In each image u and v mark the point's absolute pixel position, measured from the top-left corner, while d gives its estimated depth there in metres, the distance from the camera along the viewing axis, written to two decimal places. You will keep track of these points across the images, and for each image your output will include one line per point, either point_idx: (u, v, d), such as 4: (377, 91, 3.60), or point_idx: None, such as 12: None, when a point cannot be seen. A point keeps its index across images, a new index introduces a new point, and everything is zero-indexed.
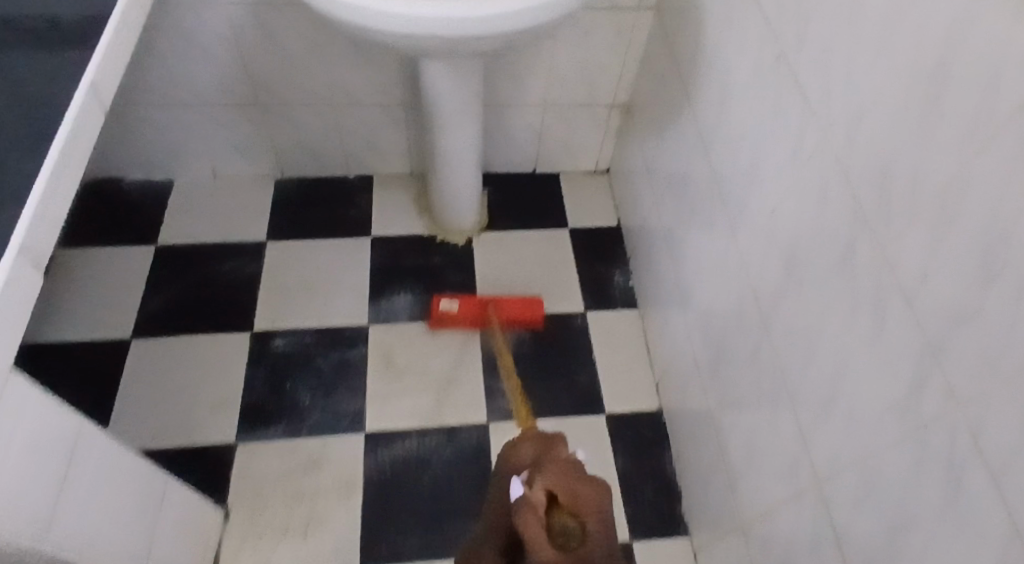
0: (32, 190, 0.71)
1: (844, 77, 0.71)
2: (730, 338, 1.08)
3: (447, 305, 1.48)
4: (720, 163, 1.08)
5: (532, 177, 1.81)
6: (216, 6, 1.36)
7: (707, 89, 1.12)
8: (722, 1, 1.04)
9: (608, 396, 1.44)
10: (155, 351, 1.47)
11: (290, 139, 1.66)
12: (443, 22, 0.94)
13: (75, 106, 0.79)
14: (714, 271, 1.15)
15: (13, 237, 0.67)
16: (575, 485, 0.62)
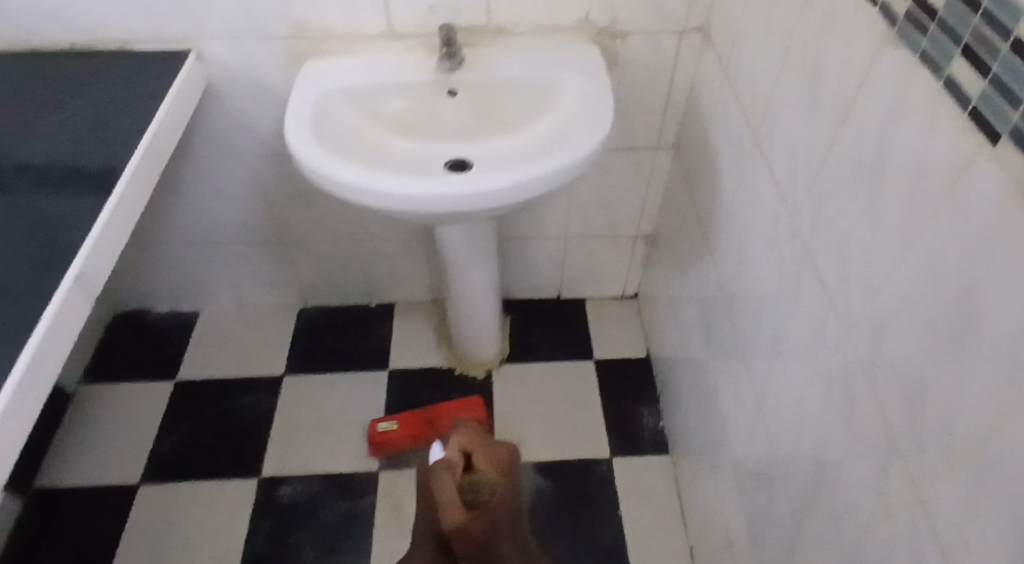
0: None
1: (869, 281, 0.64)
2: (761, 516, 0.97)
3: (386, 425, 1.46)
4: (743, 322, 1.00)
5: (557, 303, 1.75)
6: (237, 159, 1.35)
7: (727, 242, 1.06)
8: (739, 158, 0.98)
9: (635, 559, 1.32)
10: (161, 498, 1.42)
11: (312, 273, 1.64)
12: (448, 199, 0.94)
13: (50, 309, 0.78)
14: (739, 435, 1.06)
15: None
16: (487, 448, 0.95)
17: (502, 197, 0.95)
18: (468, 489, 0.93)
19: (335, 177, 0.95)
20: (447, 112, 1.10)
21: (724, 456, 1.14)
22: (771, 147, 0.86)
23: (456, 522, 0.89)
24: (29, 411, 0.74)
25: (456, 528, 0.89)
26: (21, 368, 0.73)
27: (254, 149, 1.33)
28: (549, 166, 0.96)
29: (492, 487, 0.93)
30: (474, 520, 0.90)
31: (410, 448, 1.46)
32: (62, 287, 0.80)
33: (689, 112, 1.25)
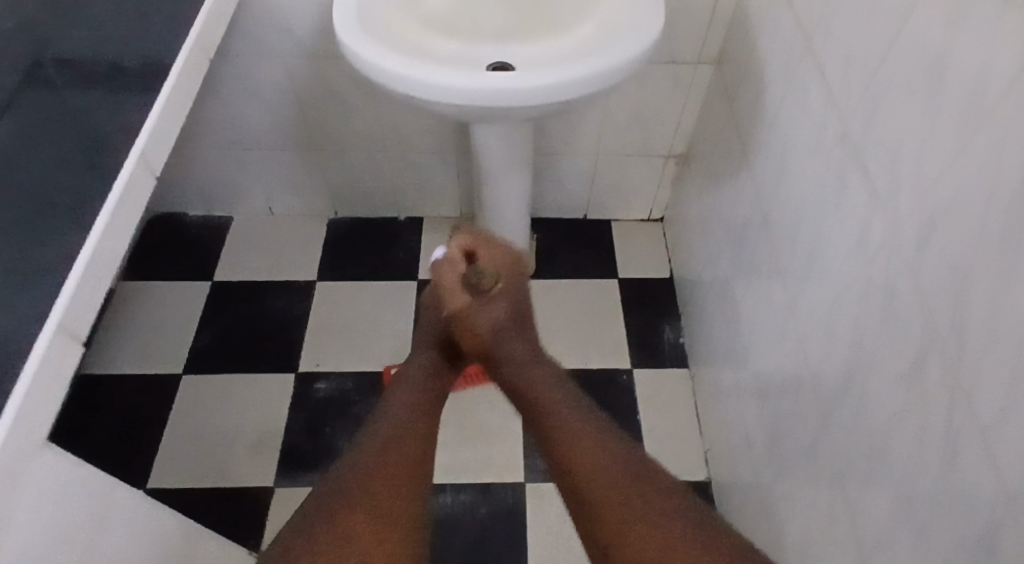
0: (77, 261, 0.69)
1: (920, 169, 0.69)
2: (784, 418, 1.02)
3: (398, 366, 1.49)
4: (780, 232, 1.03)
5: (582, 222, 1.77)
6: (279, 58, 1.36)
7: (768, 155, 1.08)
8: (789, 70, 1.00)
9: (654, 462, 1.38)
10: (201, 389, 1.48)
11: (341, 180, 1.66)
12: (490, 94, 0.95)
13: (123, 174, 0.78)
14: (766, 343, 1.10)
15: (64, 294, 0.66)
16: (485, 245, 0.99)
17: (545, 96, 0.96)
18: (472, 271, 0.99)
19: (381, 67, 0.96)
20: (487, 12, 1.13)
21: (747, 364, 1.19)
22: (828, 55, 0.88)
23: (458, 305, 0.99)
24: (111, 267, 0.75)
25: (459, 312, 0.99)
26: (106, 215, 0.74)
27: (297, 47, 1.34)
28: (596, 66, 0.96)
29: (492, 276, 0.99)
30: (475, 311, 0.99)
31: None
32: (130, 157, 0.81)
33: (734, 26, 1.25)
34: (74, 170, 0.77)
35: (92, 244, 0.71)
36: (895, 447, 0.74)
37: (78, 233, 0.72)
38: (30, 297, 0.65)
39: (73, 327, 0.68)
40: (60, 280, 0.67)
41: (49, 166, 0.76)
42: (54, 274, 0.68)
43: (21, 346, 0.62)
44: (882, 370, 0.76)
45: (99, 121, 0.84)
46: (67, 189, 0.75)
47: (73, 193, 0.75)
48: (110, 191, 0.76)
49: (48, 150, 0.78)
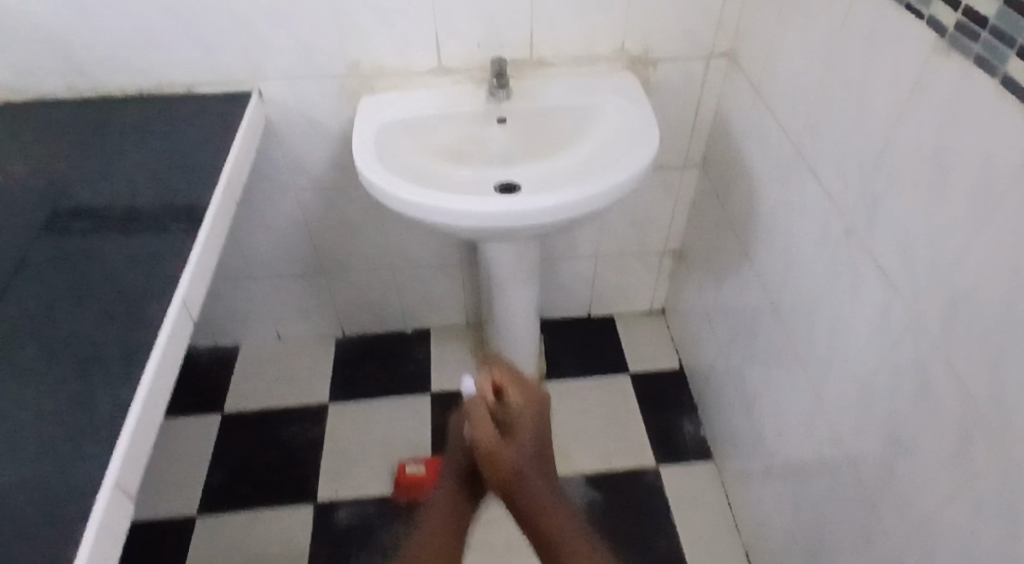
0: (121, 436, 0.72)
1: (933, 255, 0.74)
2: (826, 508, 1.02)
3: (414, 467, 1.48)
4: (795, 323, 1.06)
5: (587, 321, 1.80)
6: (288, 193, 1.41)
7: (769, 249, 1.12)
8: (780, 170, 1.06)
9: (691, 562, 1.36)
10: (220, 527, 1.43)
11: (350, 302, 1.69)
12: (508, 216, 1.01)
13: (161, 339, 0.81)
14: (794, 432, 1.11)
15: (113, 462, 0.70)
16: (512, 379, 1.04)
17: (561, 213, 1.01)
18: (499, 409, 1.02)
19: (404, 200, 1.02)
20: (494, 136, 1.17)
21: (777, 455, 1.19)
22: (823, 155, 0.93)
23: (488, 441, 0.96)
24: (150, 436, 0.77)
25: (487, 448, 0.96)
26: (150, 373, 0.78)
27: (305, 182, 1.39)
28: (604, 182, 1.03)
29: (518, 409, 1.01)
30: (504, 445, 0.97)
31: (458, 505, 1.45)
32: (169, 320, 0.84)
33: (716, 130, 1.31)
34: (120, 336, 0.81)
35: (139, 405, 0.75)
36: (951, 534, 0.74)
37: (122, 406, 0.74)
38: (80, 481, 0.68)
39: (121, 490, 0.70)
40: (110, 447, 0.71)
41: (101, 341, 0.81)
42: (103, 451, 0.71)
43: (75, 535, 0.65)
44: (924, 451, 0.77)
45: (138, 285, 0.88)
46: (116, 359, 0.79)
47: (118, 355, 0.79)
48: (152, 349, 0.80)
49: (97, 325, 0.83)
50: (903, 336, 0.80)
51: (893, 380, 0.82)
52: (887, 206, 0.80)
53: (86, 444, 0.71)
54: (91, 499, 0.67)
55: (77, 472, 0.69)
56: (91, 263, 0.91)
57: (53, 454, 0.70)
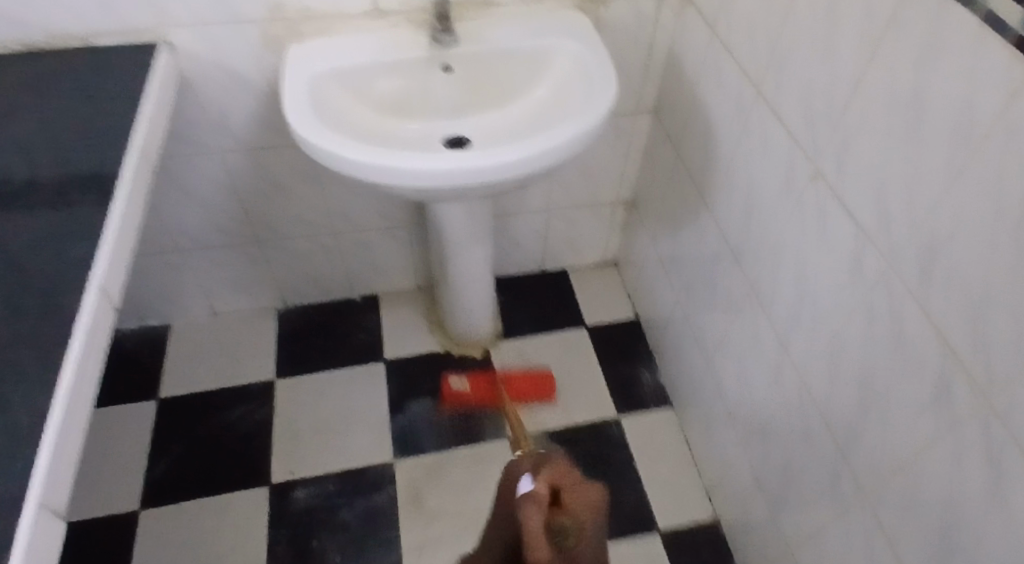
0: (41, 452, 0.63)
1: (906, 193, 0.71)
2: (794, 453, 1.00)
3: (457, 382, 1.49)
4: (758, 270, 1.03)
5: (540, 276, 1.75)
6: (213, 156, 1.30)
7: (729, 196, 1.08)
8: (740, 113, 1.01)
9: (658, 511, 1.35)
10: (169, 518, 1.35)
11: (291, 271, 1.59)
12: (464, 173, 0.93)
13: (79, 334, 0.72)
14: (758, 379, 1.09)
15: (36, 480, 0.62)
16: None
17: (521, 167, 0.95)
18: None
19: (347, 159, 0.93)
20: (440, 87, 1.11)
21: (740, 402, 1.17)
22: (786, 97, 0.89)
23: None
24: (76, 445, 0.69)
25: None
26: (70, 373, 0.69)
27: (231, 143, 1.28)
28: (564, 133, 0.96)
29: None
30: None
31: (474, 407, 1.50)
32: (88, 312, 0.74)
33: (668, 73, 1.26)
34: (35, 330, 0.72)
35: (59, 413, 0.66)
36: (927, 473, 0.73)
37: (41, 412, 0.66)
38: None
39: (48, 508, 0.62)
40: (31, 463, 0.63)
41: (9, 341, 0.71)
42: (21, 468, 0.62)
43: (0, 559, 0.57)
44: (898, 392, 0.76)
45: (47, 270, 0.78)
46: (29, 357, 0.70)
47: (32, 354, 0.70)
48: (70, 344, 0.71)
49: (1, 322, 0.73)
50: (877, 280, 0.77)
51: (867, 324, 0.79)
52: (856, 145, 0.77)
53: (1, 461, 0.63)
54: (11, 524, 0.59)
55: None
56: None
57: None
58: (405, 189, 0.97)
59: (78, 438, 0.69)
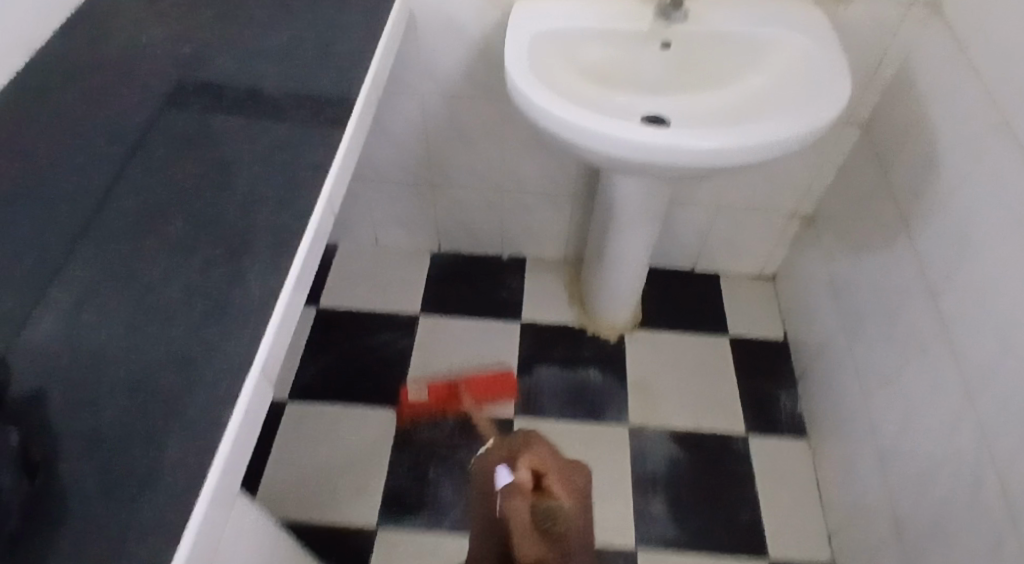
0: (270, 322, 0.67)
1: None
2: (961, 514, 0.94)
3: (415, 392, 1.46)
4: (967, 311, 0.96)
5: (691, 275, 1.72)
6: (416, 93, 1.36)
7: (947, 229, 1.02)
8: (983, 143, 0.95)
9: (773, 538, 1.31)
10: (307, 418, 1.44)
11: (455, 218, 1.65)
12: (678, 150, 0.93)
13: (312, 224, 0.76)
14: (930, 426, 1.02)
15: (261, 348, 0.65)
16: (559, 473, 0.72)
17: (737, 153, 0.93)
18: (541, 515, 0.67)
19: (558, 117, 0.95)
20: (651, 62, 1.10)
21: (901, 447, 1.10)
22: None
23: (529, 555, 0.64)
24: (292, 323, 0.72)
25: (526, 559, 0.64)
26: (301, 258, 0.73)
27: (436, 85, 1.34)
28: (787, 129, 0.93)
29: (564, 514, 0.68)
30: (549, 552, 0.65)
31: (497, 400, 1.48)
32: (319, 206, 0.78)
33: (894, 90, 1.20)
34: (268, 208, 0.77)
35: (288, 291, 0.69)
36: None
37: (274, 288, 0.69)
38: (217, 357, 0.64)
39: (265, 377, 0.65)
40: (254, 325, 0.66)
41: (244, 215, 0.76)
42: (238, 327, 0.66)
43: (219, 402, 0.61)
44: None
45: (285, 163, 0.82)
46: (260, 237, 0.74)
47: (264, 228, 0.75)
48: (305, 232, 0.75)
49: (240, 201, 0.77)
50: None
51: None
52: None
53: (231, 319, 0.66)
54: (232, 385, 0.62)
55: (215, 342, 0.65)
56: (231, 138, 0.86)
57: (192, 323, 0.66)
58: (610, 158, 0.97)
59: (295, 318, 0.73)
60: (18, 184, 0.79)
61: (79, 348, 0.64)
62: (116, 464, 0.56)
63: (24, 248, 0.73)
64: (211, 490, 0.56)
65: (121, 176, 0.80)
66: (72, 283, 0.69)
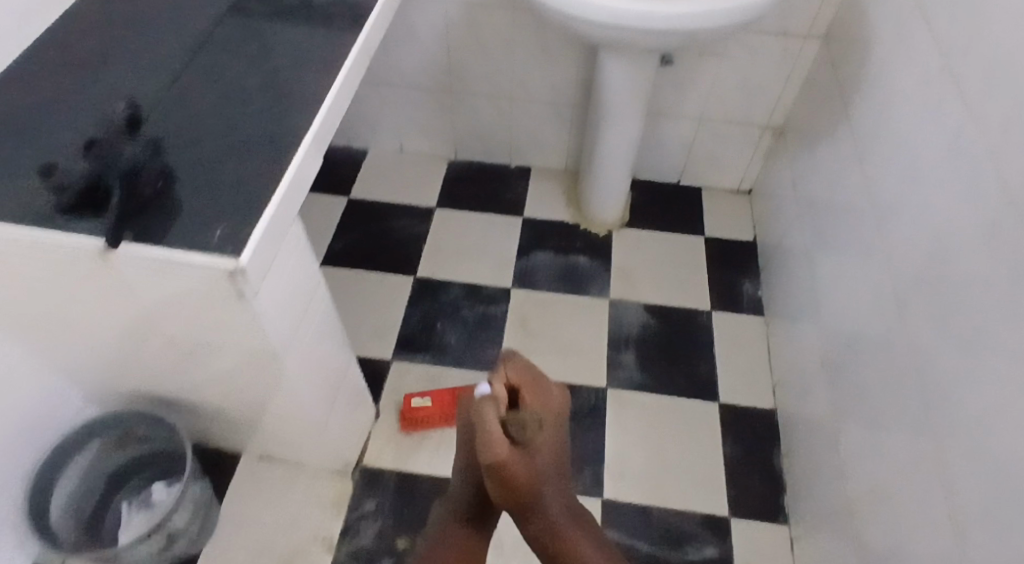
0: (320, 109, 0.99)
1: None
2: (875, 327, 1.18)
3: (419, 401, 1.45)
4: (889, 169, 1.20)
5: (676, 187, 1.93)
6: (442, 2, 1.60)
7: (880, 106, 1.25)
8: (907, 31, 1.19)
9: (725, 388, 1.54)
10: (337, 280, 1.70)
11: (470, 125, 1.88)
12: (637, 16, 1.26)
13: (349, 59, 1.07)
14: (862, 269, 1.26)
15: (315, 122, 0.97)
16: (532, 385, 0.93)
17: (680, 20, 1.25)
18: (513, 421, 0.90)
19: None
20: None
21: (839, 296, 1.34)
22: (944, 17, 1.09)
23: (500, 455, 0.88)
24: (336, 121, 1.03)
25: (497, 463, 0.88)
26: (341, 77, 1.04)
27: None
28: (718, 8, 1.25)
29: (537, 423, 0.92)
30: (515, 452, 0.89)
31: (443, 426, 1.46)
32: (349, 57, 1.07)
33: (846, 3, 1.43)
34: None
35: (333, 93, 1.02)
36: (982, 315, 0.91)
37: (316, 102, 0.99)
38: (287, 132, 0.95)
39: (317, 143, 0.97)
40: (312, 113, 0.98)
41: (305, 62, 1.06)
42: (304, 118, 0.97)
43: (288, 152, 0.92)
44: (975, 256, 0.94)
45: (328, 32, 1.11)
46: (313, 75, 1.04)
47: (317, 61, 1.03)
48: (344, 62, 1.06)
49: (298, 53, 1.07)
50: (982, 166, 0.96)
51: (971, 216, 0.96)
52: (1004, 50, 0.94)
53: (294, 112, 0.98)
54: (291, 152, 0.92)
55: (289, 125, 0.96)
56: (294, 14, 1.14)
57: (272, 113, 0.98)
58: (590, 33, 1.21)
59: (338, 118, 1.04)
60: (138, 32, 1.09)
61: (195, 124, 0.95)
62: (220, 182, 0.88)
63: (145, 70, 1.03)
64: (283, 185, 0.89)
65: (213, 32, 1.10)
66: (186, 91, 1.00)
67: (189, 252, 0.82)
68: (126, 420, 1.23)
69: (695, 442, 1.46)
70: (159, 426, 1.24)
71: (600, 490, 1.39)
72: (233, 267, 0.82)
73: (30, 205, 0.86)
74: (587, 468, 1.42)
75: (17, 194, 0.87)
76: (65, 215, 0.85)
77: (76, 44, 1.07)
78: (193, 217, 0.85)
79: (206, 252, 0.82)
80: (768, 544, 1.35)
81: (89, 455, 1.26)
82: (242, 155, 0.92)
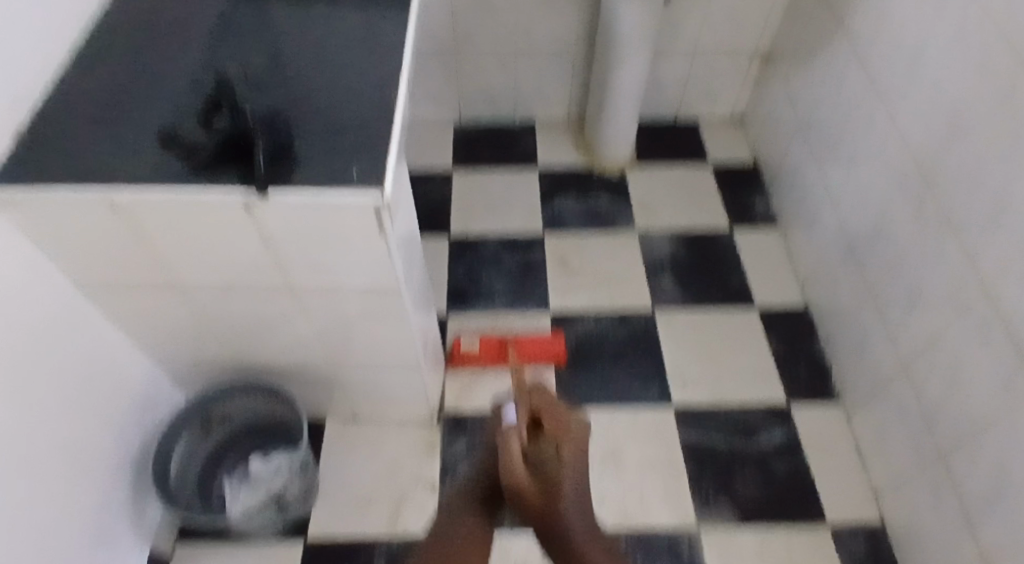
0: (405, 51, 1.04)
1: None
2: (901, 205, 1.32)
3: (467, 343, 1.53)
4: (892, 63, 1.33)
5: (674, 122, 2.04)
6: None
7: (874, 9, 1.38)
8: None
9: (759, 294, 1.67)
10: None
11: (474, 86, 1.94)
12: None
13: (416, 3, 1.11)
14: (878, 159, 1.39)
15: (405, 63, 1.02)
16: (557, 414, 0.91)
17: None
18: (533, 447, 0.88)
19: None
20: None
21: (856, 189, 1.47)
22: None
23: (515, 477, 0.86)
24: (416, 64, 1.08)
25: (512, 484, 0.87)
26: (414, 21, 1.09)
27: None
28: None
29: (558, 451, 0.87)
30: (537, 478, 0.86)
31: (482, 368, 1.53)
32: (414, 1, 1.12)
33: None
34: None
35: (412, 36, 1.06)
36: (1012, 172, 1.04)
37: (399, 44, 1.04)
38: (384, 78, 1.00)
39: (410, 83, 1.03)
40: (400, 56, 1.03)
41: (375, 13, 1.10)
42: (395, 63, 1.02)
43: (391, 95, 0.98)
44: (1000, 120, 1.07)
45: None
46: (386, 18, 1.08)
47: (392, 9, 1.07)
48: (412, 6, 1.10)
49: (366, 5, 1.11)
50: (991, 39, 1.08)
51: (986, 89, 1.09)
52: None
53: (385, 59, 1.03)
54: (394, 93, 0.98)
55: (384, 71, 1.01)
56: None
57: (365, 63, 1.02)
58: None
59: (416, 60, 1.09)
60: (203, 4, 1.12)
61: (296, 83, 1.00)
62: (340, 130, 0.94)
63: (225, 38, 1.06)
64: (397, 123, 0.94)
65: None
66: (274, 54, 1.04)
67: (336, 192, 0.88)
68: (231, 393, 1.27)
69: (745, 347, 1.58)
70: (265, 394, 1.28)
71: (670, 398, 1.51)
72: (380, 200, 0.88)
73: (164, 167, 0.92)
74: (653, 383, 1.53)
75: (145, 158, 0.93)
76: (201, 173, 0.91)
77: (146, 22, 1.09)
78: (326, 165, 0.90)
79: (352, 189, 0.88)
80: (824, 421, 1.49)
81: (190, 437, 1.26)
82: (353, 103, 0.97)
